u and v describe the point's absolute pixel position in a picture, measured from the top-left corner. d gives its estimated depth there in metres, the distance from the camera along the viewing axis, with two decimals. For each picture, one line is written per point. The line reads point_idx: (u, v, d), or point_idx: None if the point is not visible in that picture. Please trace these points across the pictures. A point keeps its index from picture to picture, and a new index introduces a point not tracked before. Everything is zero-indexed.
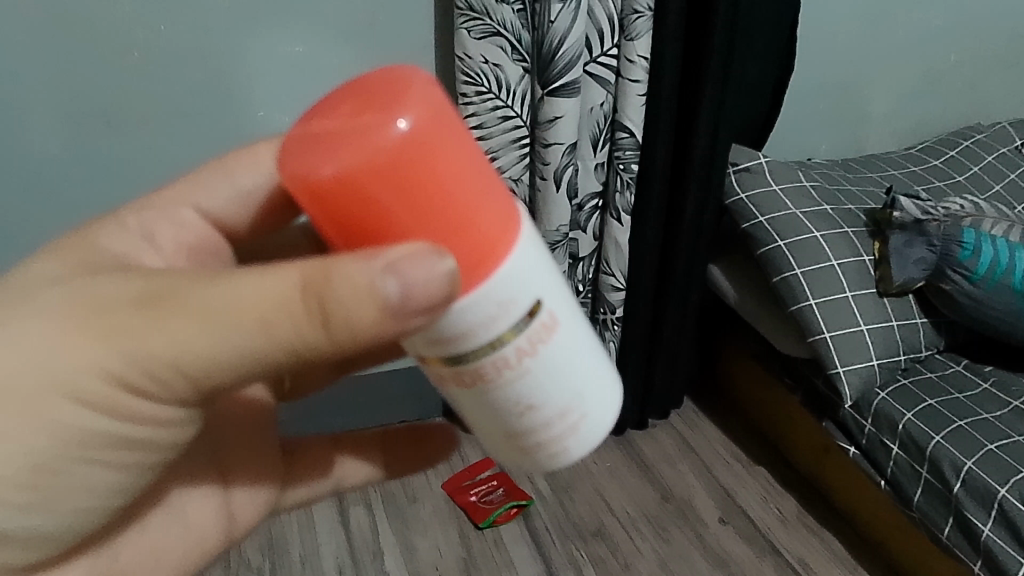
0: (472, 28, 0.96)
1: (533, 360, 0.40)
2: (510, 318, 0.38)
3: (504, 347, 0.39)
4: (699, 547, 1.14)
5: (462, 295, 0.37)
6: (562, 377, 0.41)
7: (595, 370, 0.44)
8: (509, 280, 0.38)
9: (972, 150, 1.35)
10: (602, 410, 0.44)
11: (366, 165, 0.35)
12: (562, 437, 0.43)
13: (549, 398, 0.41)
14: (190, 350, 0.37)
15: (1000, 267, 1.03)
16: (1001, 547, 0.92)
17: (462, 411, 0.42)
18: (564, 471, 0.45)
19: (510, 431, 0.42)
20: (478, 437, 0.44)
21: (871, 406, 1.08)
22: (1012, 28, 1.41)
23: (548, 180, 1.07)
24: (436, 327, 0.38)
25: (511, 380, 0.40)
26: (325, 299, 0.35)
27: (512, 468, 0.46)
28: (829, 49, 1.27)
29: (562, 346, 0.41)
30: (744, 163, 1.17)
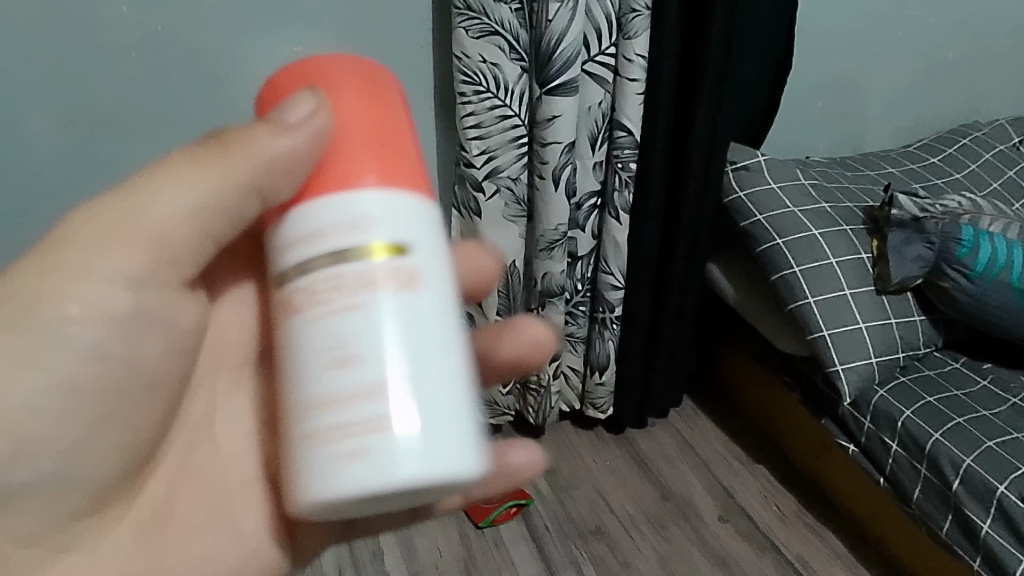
0: (470, 27, 0.95)
1: (373, 295, 0.38)
2: (326, 244, 0.39)
3: (346, 265, 0.38)
4: (699, 545, 1.14)
5: (324, 194, 0.40)
6: (402, 339, 0.38)
7: (419, 370, 0.38)
8: (352, 209, 0.39)
9: (970, 148, 1.35)
10: (436, 424, 0.38)
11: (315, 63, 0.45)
12: (361, 409, 0.37)
13: (371, 350, 0.38)
14: (133, 213, 0.44)
15: (998, 264, 1.04)
16: (1000, 545, 0.92)
17: (291, 349, 0.40)
18: (320, 477, 0.37)
19: (317, 379, 0.38)
20: (293, 392, 0.40)
21: (870, 404, 1.08)
22: (1009, 26, 1.41)
23: (546, 179, 1.07)
24: (294, 226, 0.40)
25: (343, 305, 0.38)
26: (221, 135, 0.44)
27: (302, 464, 0.39)
28: (826, 47, 1.27)
29: (395, 316, 0.38)
30: (742, 162, 1.17)
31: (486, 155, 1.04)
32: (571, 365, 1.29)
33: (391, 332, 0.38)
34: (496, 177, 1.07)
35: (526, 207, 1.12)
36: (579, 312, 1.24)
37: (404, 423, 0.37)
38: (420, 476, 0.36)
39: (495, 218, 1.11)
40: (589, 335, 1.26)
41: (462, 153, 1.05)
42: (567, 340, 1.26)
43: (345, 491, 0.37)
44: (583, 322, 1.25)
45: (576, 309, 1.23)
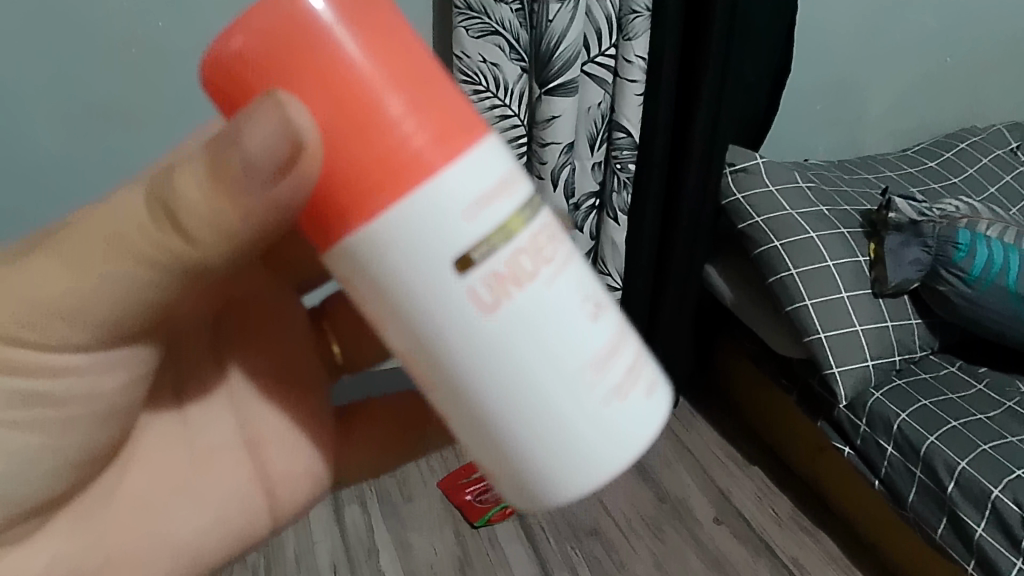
0: (470, 27, 0.95)
1: (555, 261, 0.37)
2: (484, 229, 0.35)
3: (520, 240, 0.36)
4: (694, 546, 1.14)
5: (458, 177, 0.34)
6: (584, 289, 0.39)
7: (607, 321, 0.39)
8: (493, 178, 0.36)
9: (968, 153, 1.35)
10: (636, 348, 0.41)
11: (293, 39, 0.33)
12: (607, 367, 0.38)
13: (582, 311, 0.38)
14: (64, 288, 0.37)
15: (995, 268, 1.04)
16: (993, 547, 0.92)
17: (484, 364, 0.36)
18: (589, 449, 0.38)
19: (548, 366, 0.37)
20: (512, 401, 0.37)
21: (865, 406, 1.09)
22: (1009, 31, 1.42)
23: (545, 179, 1.07)
24: (441, 227, 0.34)
25: (541, 284, 0.36)
26: (172, 207, 0.36)
27: (561, 454, 0.38)
28: (826, 49, 1.28)
29: (570, 280, 0.38)
30: (741, 164, 1.17)
31: None
32: None
33: (578, 287, 0.38)
34: None
35: None
36: None
37: (632, 371, 0.40)
38: (664, 401, 0.42)
39: None
40: None
41: None
42: None
43: (628, 441, 0.39)
44: None
45: None
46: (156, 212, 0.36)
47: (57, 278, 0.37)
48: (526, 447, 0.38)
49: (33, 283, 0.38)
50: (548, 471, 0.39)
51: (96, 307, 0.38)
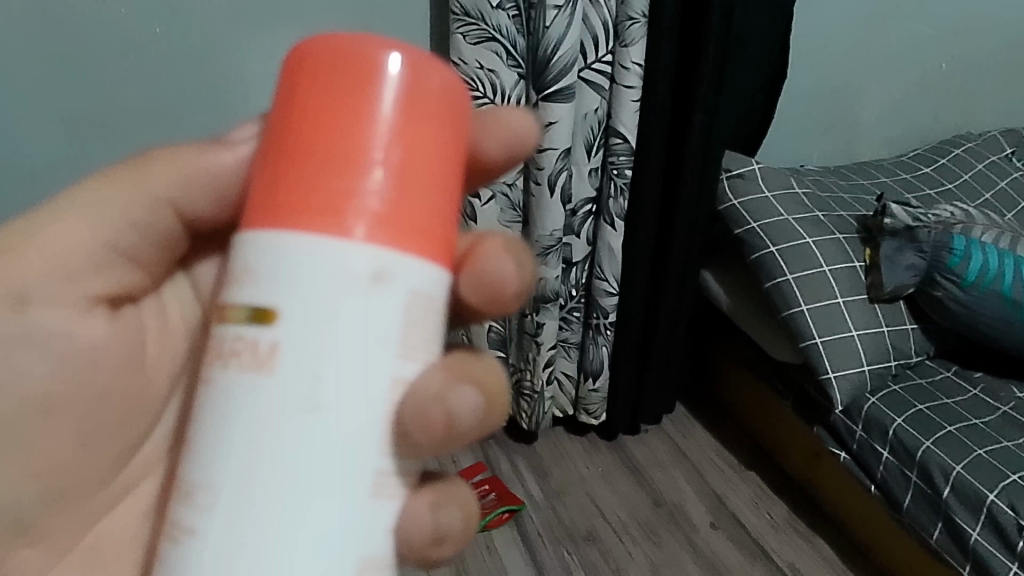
0: (467, 33, 0.96)
1: (300, 388, 0.33)
2: (256, 299, 0.34)
3: (277, 339, 0.33)
4: (689, 550, 1.14)
5: (281, 238, 0.33)
6: (317, 442, 0.33)
7: (295, 493, 0.33)
8: (294, 266, 0.33)
9: (963, 159, 1.36)
10: (309, 554, 0.33)
11: (339, 77, 0.35)
12: (252, 514, 0.33)
13: (292, 449, 0.33)
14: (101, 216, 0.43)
15: (990, 274, 1.04)
16: (989, 551, 0.93)
17: (204, 395, 0.35)
18: (173, 543, 0.34)
19: (219, 449, 0.34)
20: (190, 437, 0.36)
21: (861, 411, 1.09)
22: (1003, 38, 1.43)
23: (542, 184, 1.07)
24: (245, 256, 0.34)
25: (268, 385, 0.33)
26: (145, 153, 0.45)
27: (169, 518, 0.35)
28: (821, 55, 1.28)
29: (298, 418, 0.33)
30: (737, 170, 1.17)
31: None
32: (565, 371, 1.28)
33: (308, 435, 0.33)
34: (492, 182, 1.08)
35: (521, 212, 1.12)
36: (573, 318, 1.24)
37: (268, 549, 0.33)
38: None
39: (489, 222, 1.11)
40: (583, 340, 1.26)
41: None
42: (560, 345, 1.26)
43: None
44: (577, 327, 1.24)
45: (570, 314, 1.23)
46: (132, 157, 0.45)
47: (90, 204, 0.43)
48: (174, 482, 0.36)
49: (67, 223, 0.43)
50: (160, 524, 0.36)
51: (59, 239, 0.43)
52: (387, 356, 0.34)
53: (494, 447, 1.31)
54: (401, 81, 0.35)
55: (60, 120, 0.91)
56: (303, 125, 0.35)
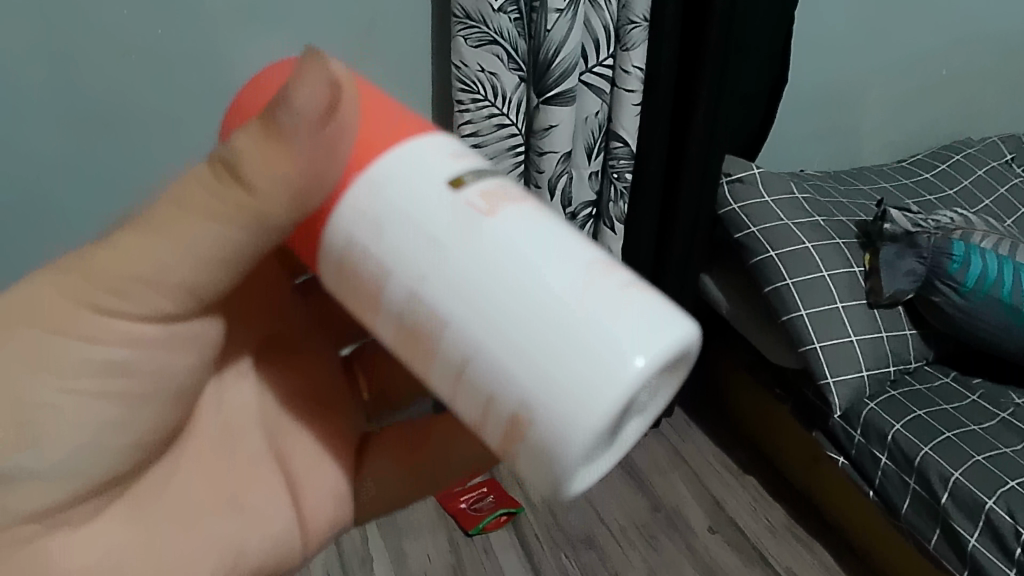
0: (469, 35, 0.95)
1: (519, 199, 0.38)
2: (454, 165, 0.38)
3: (482, 180, 0.38)
4: (688, 555, 1.14)
5: (425, 136, 0.39)
6: (566, 227, 0.38)
7: (569, 278, 0.35)
8: (451, 142, 0.40)
9: (963, 164, 1.36)
10: (652, 289, 0.37)
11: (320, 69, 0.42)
12: (609, 286, 0.35)
13: (563, 235, 0.37)
14: (183, 255, 0.38)
15: (989, 280, 1.05)
16: (988, 558, 0.93)
17: (462, 294, 0.35)
18: (590, 381, 0.33)
19: (532, 288, 0.34)
20: (492, 340, 0.35)
21: (860, 417, 1.09)
22: (1004, 44, 1.43)
23: (542, 188, 1.08)
24: (417, 158, 0.38)
25: (510, 206, 0.37)
26: (232, 164, 0.37)
27: (564, 392, 0.34)
28: (821, 60, 1.28)
29: (542, 215, 0.37)
30: (737, 174, 1.18)
31: None
32: None
33: (555, 222, 0.37)
34: None
35: None
36: None
37: (602, 330, 0.34)
38: (688, 337, 0.36)
39: None
40: None
41: None
42: None
43: (638, 372, 0.33)
44: None
45: None
46: (217, 167, 0.38)
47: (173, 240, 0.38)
48: (521, 395, 0.34)
49: (139, 259, 0.38)
50: (556, 423, 0.34)
51: (155, 278, 0.38)
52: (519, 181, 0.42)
53: None
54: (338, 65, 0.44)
55: None
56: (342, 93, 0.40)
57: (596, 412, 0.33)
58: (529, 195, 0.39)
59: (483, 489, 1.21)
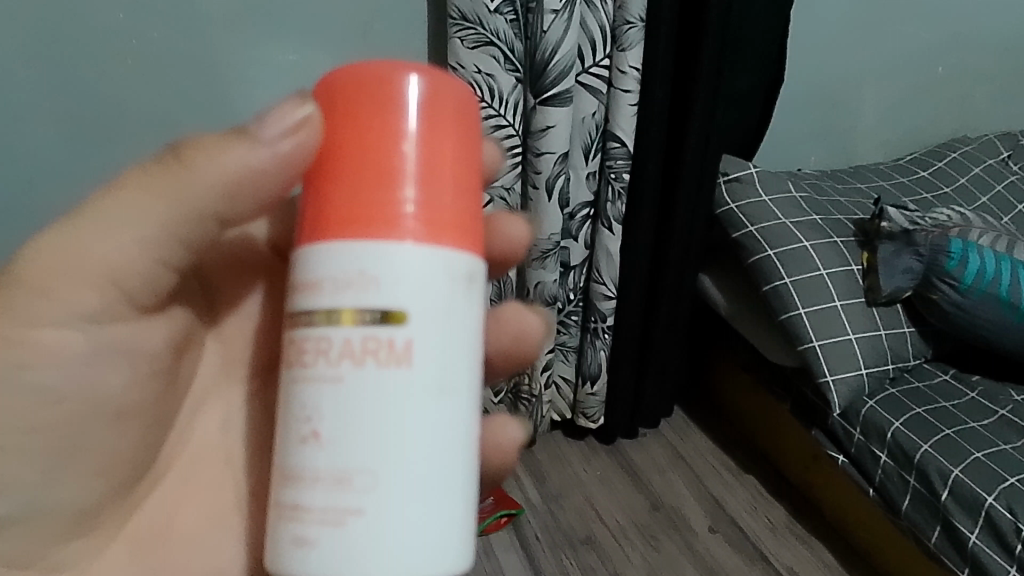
0: (466, 37, 0.95)
1: (376, 370, 0.36)
2: (346, 299, 0.36)
3: (361, 328, 0.36)
4: (688, 555, 1.14)
5: (344, 245, 0.37)
6: (393, 421, 0.36)
7: (398, 495, 0.36)
8: (371, 262, 0.36)
9: (960, 163, 1.36)
10: (409, 524, 0.36)
11: (373, 97, 0.39)
12: (349, 499, 0.36)
13: (376, 429, 0.36)
14: (123, 235, 0.44)
15: (987, 277, 1.05)
16: (988, 555, 0.92)
17: (293, 401, 0.38)
18: (294, 546, 0.37)
19: (311, 442, 0.37)
20: (285, 440, 0.38)
21: (859, 414, 1.09)
22: (999, 42, 1.43)
23: (540, 188, 1.08)
24: (318, 271, 0.37)
25: (354, 375, 0.36)
26: (182, 154, 0.42)
27: (281, 523, 0.38)
28: (817, 58, 1.29)
29: (377, 404, 0.36)
30: (735, 173, 1.18)
31: None
32: (563, 374, 1.28)
33: (388, 412, 0.36)
34: (490, 186, 1.06)
35: None
36: (571, 322, 1.23)
37: (379, 541, 0.35)
38: None
39: None
40: (581, 344, 1.26)
41: None
42: (558, 349, 1.26)
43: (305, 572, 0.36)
44: (574, 331, 1.24)
45: (567, 318, 1.23)
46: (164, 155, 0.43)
47: (122, 220, 0.43)
48: (277, 493, 0.39)
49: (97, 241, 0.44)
50: (273, 534, 0.39)
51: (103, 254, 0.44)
52: (445, 329, 0.37)
53: None
54: (418, 90, 0.39)
55: None
56: (347, 133, 0.39)
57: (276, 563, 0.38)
58: (402, 370, 0.36)
59: None
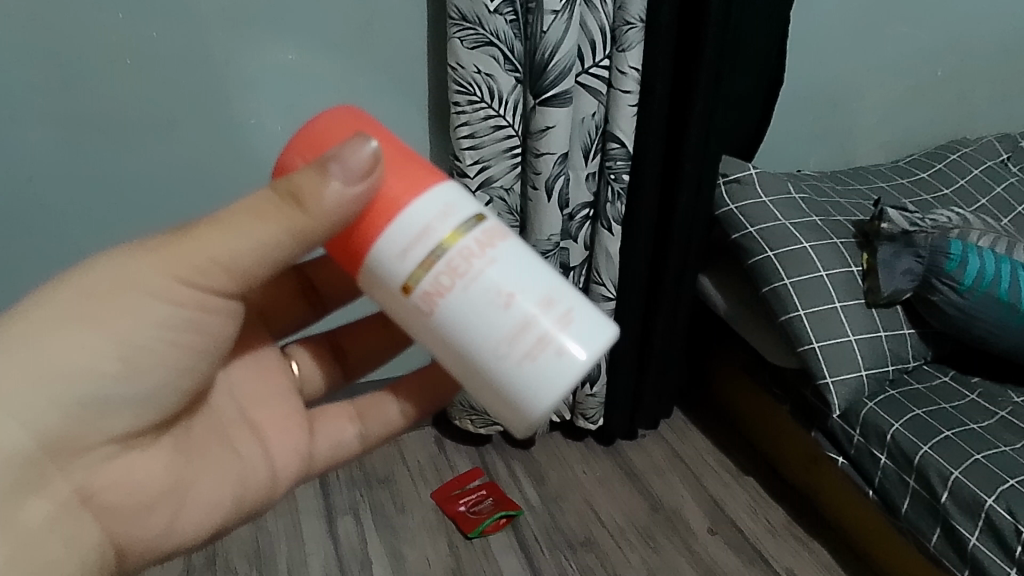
0: (465, 38, 0.95)
1: (492, 253, 0.48)
2: (440, 233, 0.47)
3: (460, 241, 0.47)
4: (687, 555, 1.14)
5: (410, 206, 0.48)
6: (522, 268, 0.48)
7: (564, 301, 0.48)
8: (436, 201, 0.48)
9: (959, 164, 1.36)
10: (579, 306, 0.49)
11: (323, 142, 0.50)
12: (543, 322, 0.47)
13: (516, 279, 0.47)
14: (225, 246, 0.49)
15: (987, 278, 1.04)
16: (988, 557, 0.92)
17: (452, 326, 0.48)
18: (542, 387, 0.47)
19: (494, 321, 0.47)
20: (473, 350, 0.48)
21: (859, 416, 1.09)
22: (998, 43, 1.43)
23: (539, 188, 1.07)
24: (405, 232, 0.47)
25: (479, 268, 0.47)
26: (292, 191, 0.47)
27: (523, 385, 0.47)
28: (816, 59, 1.28)
29: (508, 267, 0.48)
30: (734, 174, 1.18)
31: (479, 164, 1.04)
32: None
33: (516, 266, 0.48)
34: (489, 186, 1.06)
35: (518, 216, 1.12)
36: None
37: (576, 341, 0.47)
38: (603, 343, 0.48)
39: None
40: None
41: (456, 162, 1.05)
42: None
43: (563, 383, 0.47)
44: None
45: None
46: (280, 193, 0.48)
47: (226, 233, 0.48)
48: (495, 386, 0.48)
49: (202, 244, 0.49)
50: (517, 403, 0.48)
51: (210, 252, 0.49)
52: (489, 212, 0.50)
53: (490, 450, 1.31)
54: (339, 122, 0.51)
55: (57, 124, 0.94)
56: None
57: (542, 409, 0.48)
58: (505, 238, 0.49)
59: (483, 491, 1.21)
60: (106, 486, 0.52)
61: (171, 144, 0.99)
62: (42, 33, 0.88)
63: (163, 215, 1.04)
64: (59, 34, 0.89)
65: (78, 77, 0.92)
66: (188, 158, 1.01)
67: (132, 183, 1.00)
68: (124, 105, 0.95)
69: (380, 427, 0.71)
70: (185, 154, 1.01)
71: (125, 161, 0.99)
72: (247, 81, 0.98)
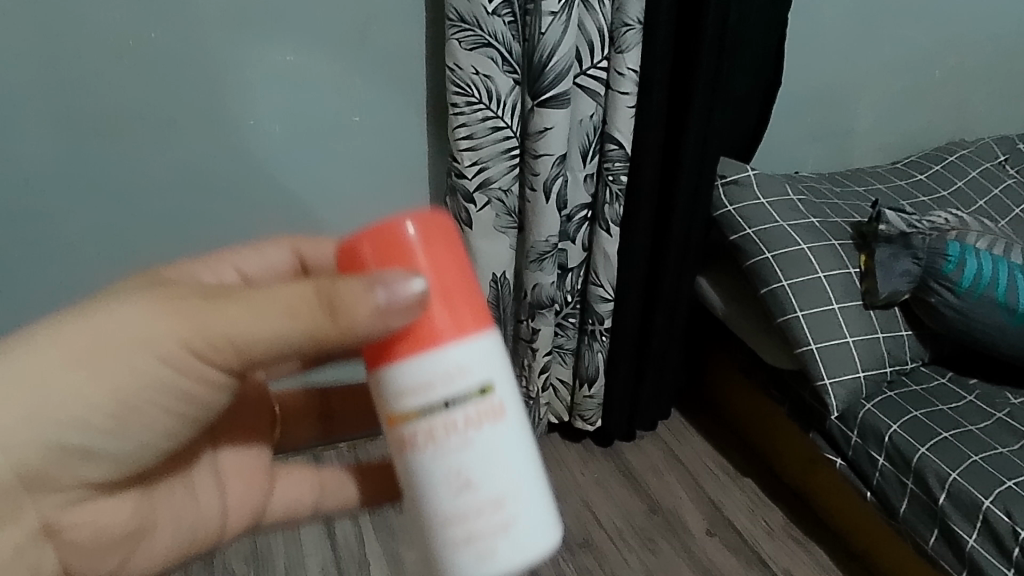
0: (463, 39, 0.96)
1: (478, 434, 0.47)
2: (435, 397, 0.46)
3: (453, 409, 0.46)
4: (685, 556, 1.14)
5: (418, 356, 0.46)
6: (501, 460, 0.47)
7: (520, 514, 0.47)
8: (449, 361, 0.46)
9: (957, 166, 1.36)
10: (533, 521, 0.48)
11: (392, 245, 0.47)
12: (490, 523, 0.47)
13: (489, 474, 0.47)
14: (244, 325, 0.47)
15: (984, 280, 1.05)
16: (985, 557, 0.93)
17: (412, 478, 0.48)
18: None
19: (444, 501, 0.47)
20: (420, 509, 0.48)
21: (856, 417, 1.09)
22: (997, 44, 1.43)
23: (537, 190, 1.07)
24: (405, 381, 0.46)
25: (459, 445, 0.46)
26: (332, 302, 0.46)
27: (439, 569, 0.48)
28: (815, 60, 1.29)
29: (487, 456, 0.47)
30: (732, 176, 1.18)
31: (478, 166, 1.04)
32: (560, 377, 1.28)
33: (496, 458, 0.47)
34: (487, 188, 1.06)
35: (516, 218, 1.12)
36: (569, 324, 1.23)
37: (510, 556, 0.47)
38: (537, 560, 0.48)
39: (484, 228, 1.09)
40: (578, 347, 1.26)
41: (454, 163, 1.05)
42: (556, 351, 1.26)
43: None
44: (572, 333, 1.24)
45: (565, 320, 1.22)
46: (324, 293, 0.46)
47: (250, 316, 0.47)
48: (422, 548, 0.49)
49: (223, 317, 0.47)
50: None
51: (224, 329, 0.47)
52: (506, 383, 0.48)
53: None
54: (421, 232, 0.48)
55: (55, 126, 0.94)
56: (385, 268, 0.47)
57: None
58: (504, 424, 0.47)
59: None
60: (74, 525, 0.52)
61: (168, 148, 0.99)
62: (40, 35, 0.88)
63: (162, 216, 1.04)
64: (58, 36, 0.89)
65: (76, 79, 0.92)
66: (186, 160, 1.01)
67: (130, 185, 1.00)
68: (122, 107, 0.95)
69: (336, 503, 0.67)
70: (183, 156, 1.00)
71: (123, 164, 0.99)
72: (245, 83, 0.98)
